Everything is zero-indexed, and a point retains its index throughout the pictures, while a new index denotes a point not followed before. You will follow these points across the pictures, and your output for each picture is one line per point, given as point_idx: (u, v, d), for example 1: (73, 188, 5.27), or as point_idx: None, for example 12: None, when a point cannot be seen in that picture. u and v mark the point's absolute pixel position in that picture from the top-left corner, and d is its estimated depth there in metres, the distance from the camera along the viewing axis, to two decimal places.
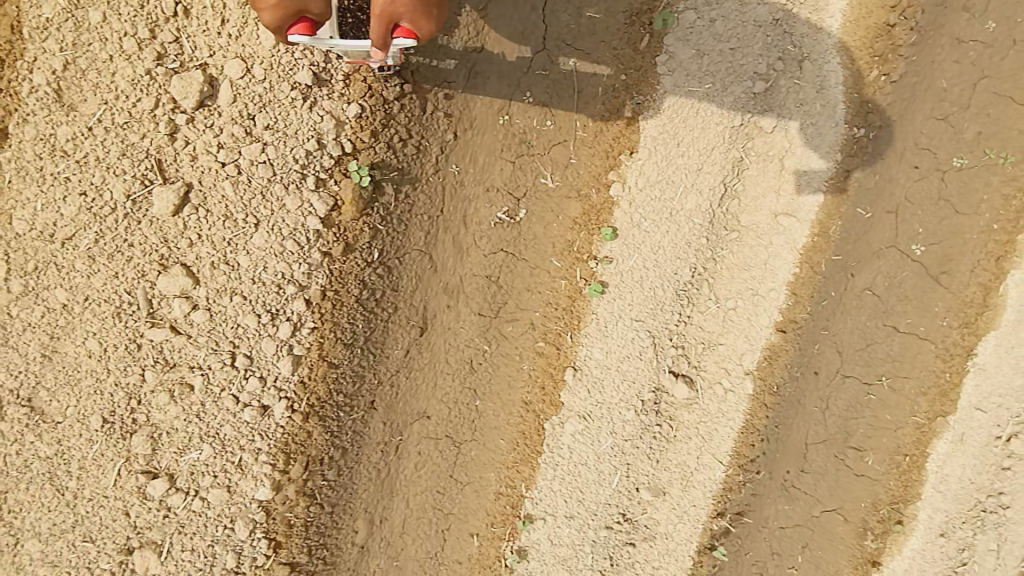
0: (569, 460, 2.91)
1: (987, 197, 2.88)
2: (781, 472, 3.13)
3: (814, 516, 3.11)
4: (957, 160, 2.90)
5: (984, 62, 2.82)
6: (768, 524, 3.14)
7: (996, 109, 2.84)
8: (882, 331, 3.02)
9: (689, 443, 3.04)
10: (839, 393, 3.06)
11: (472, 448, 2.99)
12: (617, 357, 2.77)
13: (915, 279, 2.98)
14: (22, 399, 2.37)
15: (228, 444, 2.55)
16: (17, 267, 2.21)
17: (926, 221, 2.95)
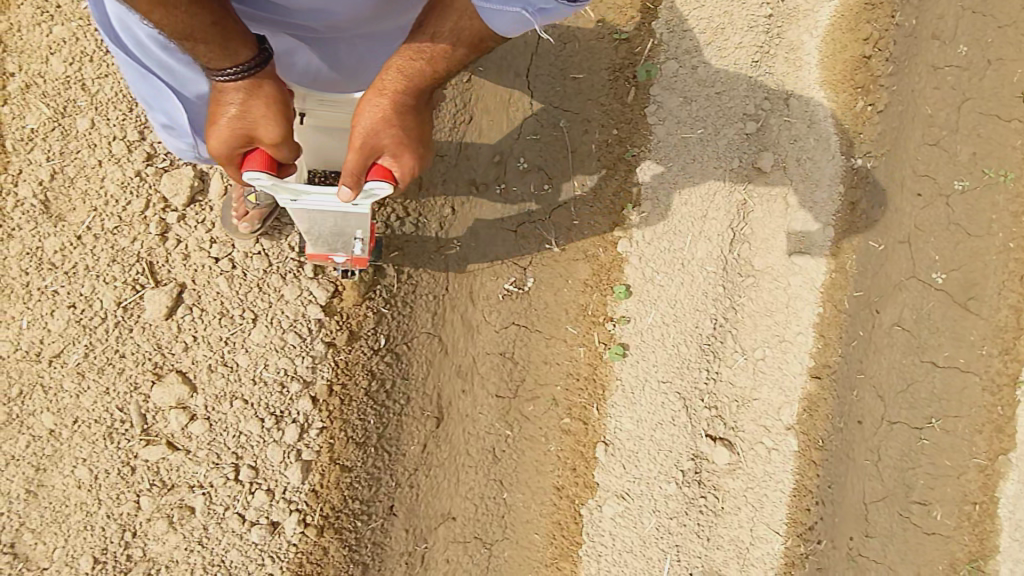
0: (613, 549, 2.62)
1: (997, 216, 2.89)
2: (845, 539, 2.88)
3: None
4: (959, 183, 2.92)
5: (962, 85, 2.92)
6: None
7: (983, 128, 2.91)
8: (922, 367, 2.90)
9: (739, 515, 2.77)
10: (891, 442, 2.88)
11: (505, 549, 2.70)
12: (650, 424, 2.57)
13: (941, 310, 2.89)
14: (3, 546, 2.11)
15: (234, 574, 2.26)
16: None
17: (942, 247, 2.92)
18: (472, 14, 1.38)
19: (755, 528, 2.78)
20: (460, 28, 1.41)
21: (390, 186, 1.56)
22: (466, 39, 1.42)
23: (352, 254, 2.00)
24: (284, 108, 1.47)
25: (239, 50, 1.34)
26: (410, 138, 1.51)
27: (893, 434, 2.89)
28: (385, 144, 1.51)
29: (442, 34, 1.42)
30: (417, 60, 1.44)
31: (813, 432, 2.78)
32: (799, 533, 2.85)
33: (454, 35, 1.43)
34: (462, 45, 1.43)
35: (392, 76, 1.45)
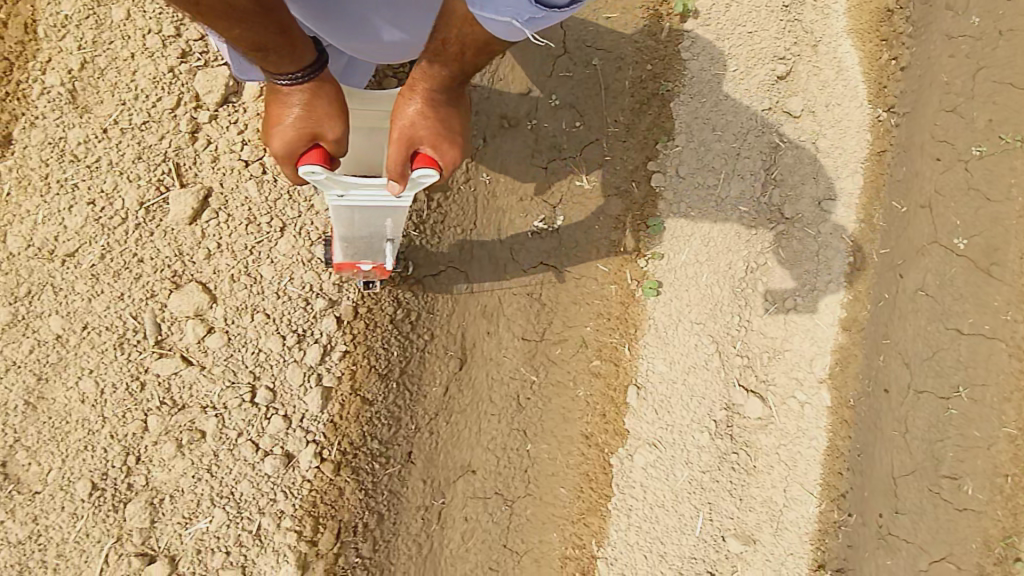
0: (644, 502, 2.48)
1: (1016, 180, 2.58)
2: (874, 515, 2.65)
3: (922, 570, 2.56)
4: (976, 148, 2.64)
5: (978, 53, 2.68)
6: None
7: (1002, 96, 2.63)
8: (947, 336, 2.61)
9: (772, 474, 2.65)
10: (918, 413, 2.61)
11: (528, 507, 2.54)
12: (682, 368, 2.49)
13: (964, 276, 2.62)
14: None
15: (243, 508, 2.09)
16: (7, 292, 1.93)
17: (962, 212, 2.64)
18: (473, 22, 1.32)
19: (789, 489, 2.66)
20: (465, 35, 1.36)
21: (438, 178, 1.58)
22: (472, 45, 1.38)
23: (379, 262, 1.99)
24: (343, 108, 1.55)
25: (305, 56, 1.43)
26: (445, 130, 1.58)
27: (921, 403, 2.61)
28: (425, 138, 1.56)
29: (451, 44, 1.40)
30: (437, 65, 1.46)
31: (844, 387, 2.70)
32: (834, 497, 2.70)
33: (462, 40, 1.39)
34: (472, 50, 1.40)
35: (420, 77, 1.51)
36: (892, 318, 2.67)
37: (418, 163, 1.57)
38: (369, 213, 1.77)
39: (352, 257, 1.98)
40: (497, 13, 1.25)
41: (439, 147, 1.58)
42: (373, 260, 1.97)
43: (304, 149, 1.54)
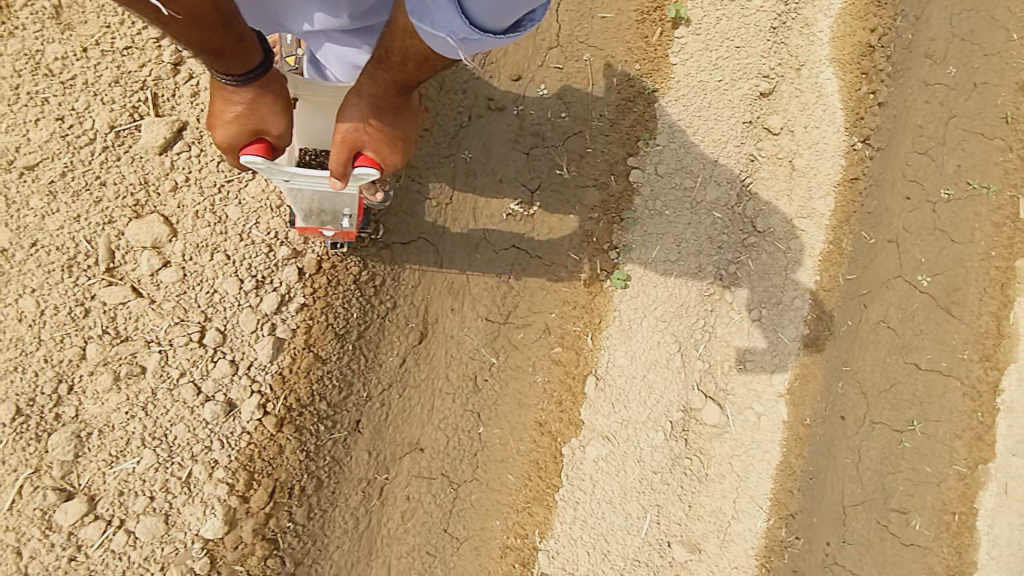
0: (592, 496, 2.43)
1: (979, 224, 2.67)
2: (821, 543, 2.66)
3: None
4: (945, 191, 2.72)
5: (952, 102, 2.76)
6: None
7: (969, 144, 2.73)
8: (904, 370, 2.67)
9: (724, 485, 2.62)
10: (872, 444, 2.65)
11: (472, 492, 2.48)
12: (643, 363, 2.48)
13: (925, 312, 2.68)
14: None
15: (175, 453, 2.03)
16: None
17: (927, 251, 2.71)
18: (413, 33, 1.21)
19: (739, 501, 2.63)
20: (405, 47, 1.24)
21: (378, 176, 1.53)
22: (414, 57, 1.26)
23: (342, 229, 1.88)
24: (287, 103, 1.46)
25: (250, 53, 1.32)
26: (392, 134, 1.47)
27: (876, 436, 2.66)
28: (371, 141, 1.47)
29: (394, 53, 1.28)
30: (382, 73, 1.34)
31: (801, 405, 2.70)
32: (784, 515, 2.68)
33: (403, 51, 1.26)
34: (415, 64, 1.28)
35: (366, 81, 1.37)
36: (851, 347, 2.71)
37: (361, 163, 1.51)
38: (323, 193, 1.75)
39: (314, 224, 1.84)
40: (432, 26, 1.14)
41: (385, 152, 1.50)
42: (334, 226, 1.84)
43: (244, 143, 1.46)
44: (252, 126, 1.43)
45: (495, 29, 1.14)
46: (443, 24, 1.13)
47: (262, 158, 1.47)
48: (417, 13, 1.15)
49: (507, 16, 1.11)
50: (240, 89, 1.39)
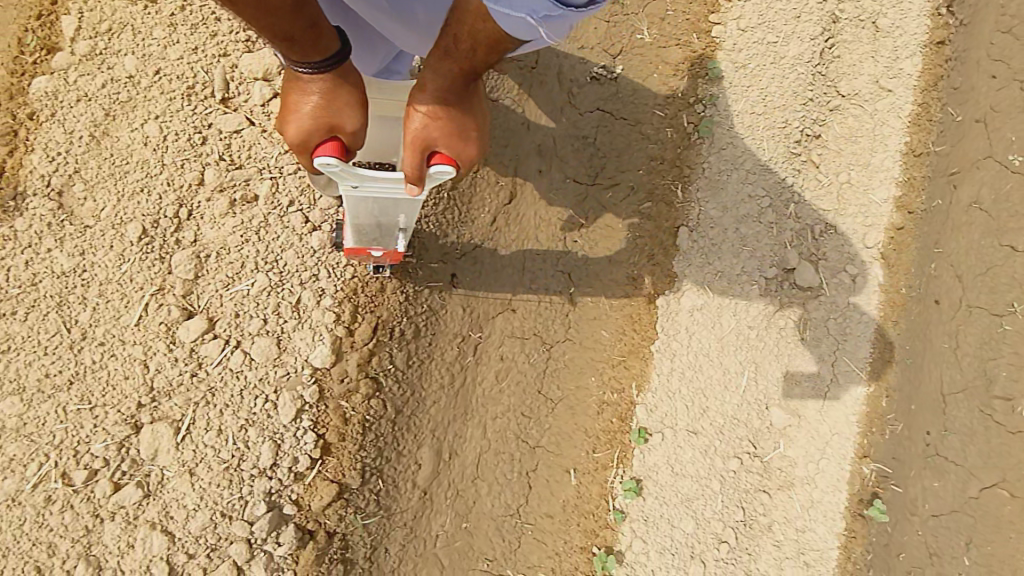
0: (688, 349, 2.40)
1: None
2: (921, 433, 2.52)
3: (972, 497, 2.40)
4: None
5: None
6: (917, 511, 2.47)
7: None
8: (1001, 253, 2.49)
9: (820, 348, 2.53)
10: (970, 327, 2.48)
11: (566, 353, 2.48)
12: (734, 216, 2.46)
13: (1022, 191, 2.48)
14: (51, 193, 2.01)
15: (285, 279, 2.13)
16: (90, 26, 2.11)
17: (1021, 127, 2.52)
18: (486, 17, 1.21)
19: (837, 364, 2.55)
20: (477, 33, 1.24)
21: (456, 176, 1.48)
22: (485, 43, 1.26)
23: (390, 248, 1.91)
24: (362, 100, 1.46)
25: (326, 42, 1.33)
26: (459, 128, 1.45)
27: (973, 319, 2.48)
28: (443, 136, 1.43)
29: (464, 38, 1.28)
30: (449, 60, 1.34)
31: (896, 267, 2.63)
32: (883, 383, 2.59)
33: (472, 37, 1.27)
34: (483, 52, 1.29)
35: (429, 73, 1.37)
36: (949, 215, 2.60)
37: (436, 160, 1.47)
38: (383, 206, 1.67)
39: (364, 243, 1.88)
40: (511, 6, 1.14)
41: (459, 146, 1.47)
42: (385, 246, 1.88)
43: (319, 140, 1.45)
44: (328, 122, 1.43)
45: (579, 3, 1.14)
46: (524, 6, 1.14)
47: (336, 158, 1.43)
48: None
49: None
50: (318, 76, 1.38)
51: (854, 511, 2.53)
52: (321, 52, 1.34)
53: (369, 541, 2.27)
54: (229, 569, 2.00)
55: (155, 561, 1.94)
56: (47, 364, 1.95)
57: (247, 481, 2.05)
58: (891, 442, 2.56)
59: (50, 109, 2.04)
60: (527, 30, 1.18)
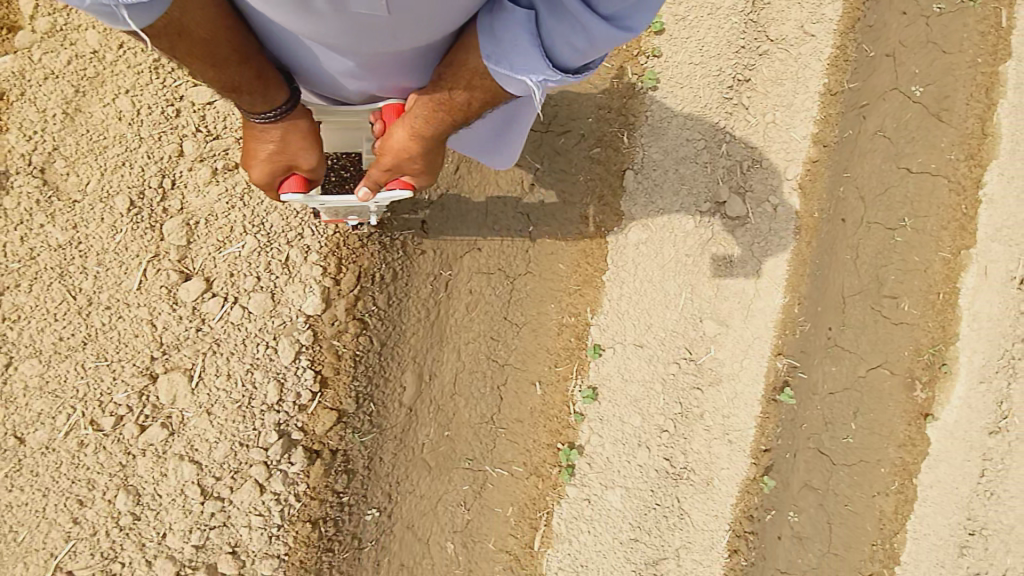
0: (635, 277, 2.78)
1: (966, 35, 3.07)
2: (824, 330, 3.14)
3: (861, 376, 3.13)
4: (938, 7, 3.11)
5: None
6: (817, 391, 3.16)
7: None
8: (897, 175, 3.11)
9: (746, 269, 2.98)
10: (868, 240, 3.11)
11: (527, 285, 2.80)
12: (673, 158, 2.79)
13: (917, 120, 3.09)
14: (35, 171, 2.09)
15: (273, 239, 2.32)
16: (48, 3, 2.16)
17: (919, 63, 3.11)
18: (485, 74, 1.41)
19: (759, 282, 3.01)
20: (474, 86, 1.46)
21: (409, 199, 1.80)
22: (483, 95, 1.47)
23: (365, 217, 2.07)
24: (315, 139, 1.68)
25: (273, 91, 1.50)
26: (429, 166, 1.70)
27: (871, 233, 3.11)
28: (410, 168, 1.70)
29: (462, 92, 1.48)
30: (445, 111, 1.53)
31: (811, 195, 3.05)
32: (796, 294, 3.07)
33: (469, 90, 1.48)
34: (479, 101, 1.49)
35: (422, 120, 1.56)
36: (852, 152, 3.10)
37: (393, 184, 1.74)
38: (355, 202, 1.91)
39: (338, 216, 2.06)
40: (513, 69, 1.35)
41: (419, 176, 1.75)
42: (359, 218, 2.06)
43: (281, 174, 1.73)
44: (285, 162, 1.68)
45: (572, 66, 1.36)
46: (526, 65, 1.34)
47: (298, 192, 1.74)
48: (493, 55, 1.34)
49: (583, 56, 1.33)
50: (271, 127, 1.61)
51: (769, 397, 3.12)
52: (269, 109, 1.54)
53: (367, 453, 2.67)
54: (253, 487, 2.35)
55: (188, 485, 2.27)
56: (59, 329, 2.10)
57: (259, 415, 2.34)
58: (799, 340, 3.12)
59: (19, 88, 2.11)
60: (521, 85, 1.39)
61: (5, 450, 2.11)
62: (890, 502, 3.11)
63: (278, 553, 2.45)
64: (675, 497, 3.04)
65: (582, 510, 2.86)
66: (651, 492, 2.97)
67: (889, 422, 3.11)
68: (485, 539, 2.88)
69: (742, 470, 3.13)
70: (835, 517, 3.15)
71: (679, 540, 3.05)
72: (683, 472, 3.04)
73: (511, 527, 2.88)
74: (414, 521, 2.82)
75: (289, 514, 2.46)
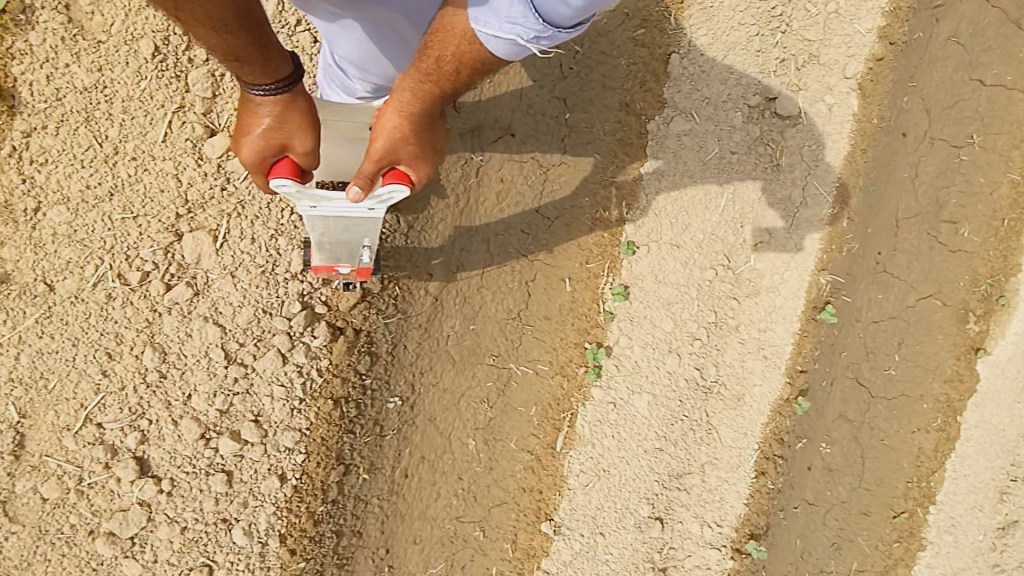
0: (675, 171, 2.66)
1: None
2: (873, 253, 3.01)
3: (909, 306, 3.03)
4: None
5: None
6: (861, 318, 3.03)
7: None
8: (970, 87, 2.97)
9: (794, 174, 2.82)
10: (930, 157, 2.97)
11: (562, 176, 2.69)
12: (724, 44, 2.64)
13: (996, 28, 2.96)
14: (59, 7, 2.04)
15: None
16: None
17: None
18: (473, 41, 1.56)
19: (807, 188, 2.84)
20: (463, 53, 1.60)
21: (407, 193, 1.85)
22: (468, 61, 1.62)
23: (358, 265, 2.14)
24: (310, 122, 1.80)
25: (276, 70, 1.63)
26: (421, 148, 1.81)
27: (934, 150, 2.97)
28: (404, 155, 1.79)
29: (446, 62, 1.63)
30: (428, 85, 1.69)
31: (871, 97, 2.83)
32: (845, 204, 2.90)
33: (457, 60, 1.62)
34: (466, 70, 1.64)
35: (408, 99, 1.70)
36: (920, 57, 2.94)
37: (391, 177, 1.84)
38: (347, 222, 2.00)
39: (330, 260, 2.11)
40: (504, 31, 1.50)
41: (415, 166, 1.84)
42: (351, 263, 2.12)
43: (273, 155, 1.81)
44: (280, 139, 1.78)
45: (562, 26, 1.48)
46: (518, 26, 1.48)
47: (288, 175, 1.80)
48: (482, 19, 1.51)
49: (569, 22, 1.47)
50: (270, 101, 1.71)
51: (809, 316, 2.96)
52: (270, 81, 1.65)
53: (391, 338, 2.64)
54: (275, 356, 2.34)
55: (212, 348, 2.27)
56: (87, 176, 2.09)
57: (282, 283, 2.31)
58: (847, 260, 2.97)
59: None
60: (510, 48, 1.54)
61: (34, 297, 2.13)
62: (931, 440, 3.05)
63: (300, 427, 2.46)
64: (704, 410, 2.95)
65: (607, 415, 2.79)
66: (680, 403, 2.88)
67: (936, 354, 3.03)
68: (507, 438, 2.86)
69: (777, 388, 3.01)
70: (869, 451, 3.07)
71: (704, 455, 2.99)
72: (713, 385, 2.94)
73: (535, 427, 2.84)
74: (437, 415, 2.80)
75: (311, 388, 2.45)
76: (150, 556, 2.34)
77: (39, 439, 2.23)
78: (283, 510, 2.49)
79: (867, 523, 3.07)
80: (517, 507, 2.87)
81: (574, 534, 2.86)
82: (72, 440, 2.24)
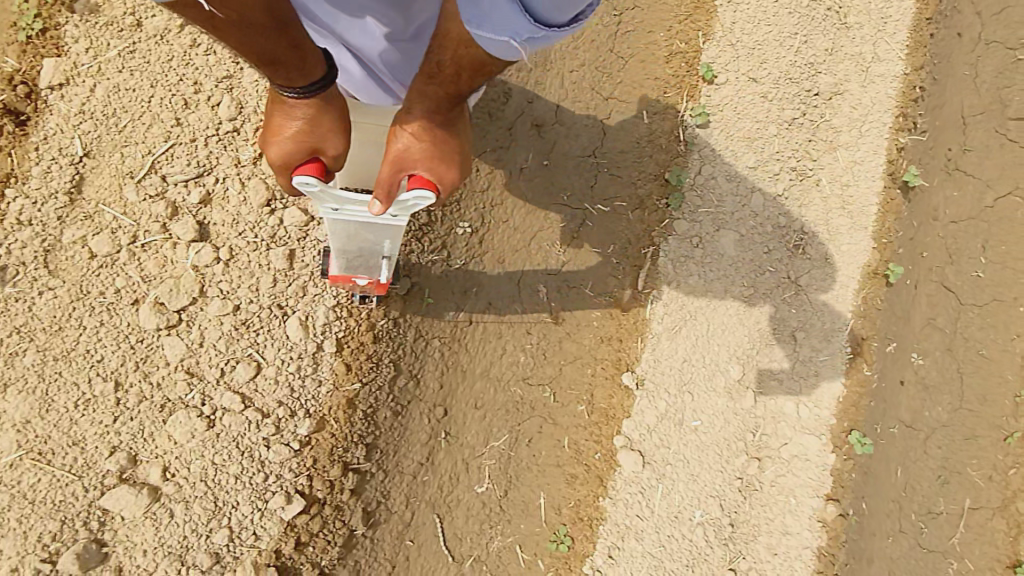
0: (753, 6, 2.75)
1: None
2: (944, 150, 2.93)
3: (989, 207, 2.88)
4: None
5: None
6: (937, 216, 2.90)
7: None
8: None
9: (863, 33, 2.89)
10: (989, 59, 2.97)
11: (637, 18, 2.74)
12: None
13: None
14: None
15: None
16: None
17: None
18: (469, 42, 1.28)
19: (878, 47, 2.90)
20: (461, 58, 1.33)
21: (435, 201, 1.53)
22: (468, 66, 1.34)
23: (375, 278, 1.99)
24: (344, 124, 1.54)
25: (309, 64, 1.39)
26: (443, 147, 1.52)
27: (991, 51, 2.98)
28: (423, 160, 1.52)
29: (446, 65, 1.36)
30: (434, 85, 1.42)
31: None
32: (915, 67, 2.94)
33: (457, 62, 1.35)
34: (468, 73, 1.36)
35: (417, 100, 1.47)
36: None
37: (414, 184, 1.53)
38: (368, 229, 1.72)
39: (348, 270, 1.96)
40: (495, 30, 1.20)
41: (441, 170, 1.54)
42: (368, 275, 1.97)
43: (301, 160, 1.52)
44: (312, 143, 1.50)
45: (558, 21, 1.18)
46: (507, 28, 1.19)
47: (315, 177, 1.49)
48: (475, 20, 1.21)
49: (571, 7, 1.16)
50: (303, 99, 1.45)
51: (891, 180, 2.88)
52: (305, 77, 1.41)
53: None
54: None
55: None
56: None
57: None
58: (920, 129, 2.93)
59: None
60: (506, 48, 1.23)
61: (120, 30, 2.11)
62: None
63: None
64: (791, 267, 2.73)
65: (691, 253, 2.61)
66: (767, 251, 2.69)
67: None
68: (583, 284, 2.62)
69: (864, 252, 2.82)
70: (966, 366, 2.79)
71: (796, 321, 2.72)
72: (800, 243, 2.74)
73: (612, 268, 2.63)
74: (506, 257, 2.59)
75: None
76: (196, 338, 2.07)
77: (99, 185, 2.04)
78: (343, 311, 2.25)
79: (976, 449, 2.72)
80: (593, 360, 2.60)
81: (659, 391, 2.54)
82: (134, 190, 2.05)
